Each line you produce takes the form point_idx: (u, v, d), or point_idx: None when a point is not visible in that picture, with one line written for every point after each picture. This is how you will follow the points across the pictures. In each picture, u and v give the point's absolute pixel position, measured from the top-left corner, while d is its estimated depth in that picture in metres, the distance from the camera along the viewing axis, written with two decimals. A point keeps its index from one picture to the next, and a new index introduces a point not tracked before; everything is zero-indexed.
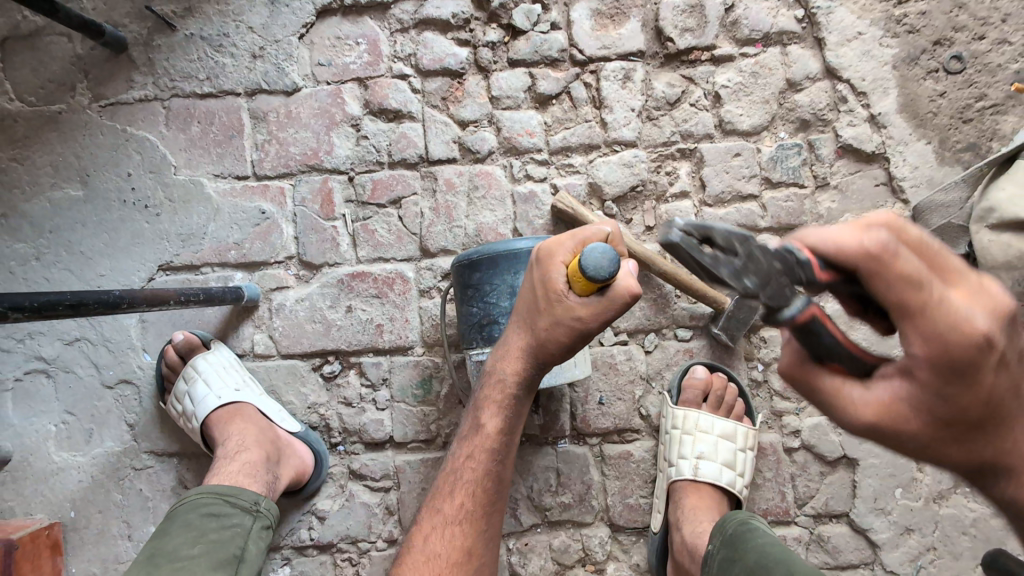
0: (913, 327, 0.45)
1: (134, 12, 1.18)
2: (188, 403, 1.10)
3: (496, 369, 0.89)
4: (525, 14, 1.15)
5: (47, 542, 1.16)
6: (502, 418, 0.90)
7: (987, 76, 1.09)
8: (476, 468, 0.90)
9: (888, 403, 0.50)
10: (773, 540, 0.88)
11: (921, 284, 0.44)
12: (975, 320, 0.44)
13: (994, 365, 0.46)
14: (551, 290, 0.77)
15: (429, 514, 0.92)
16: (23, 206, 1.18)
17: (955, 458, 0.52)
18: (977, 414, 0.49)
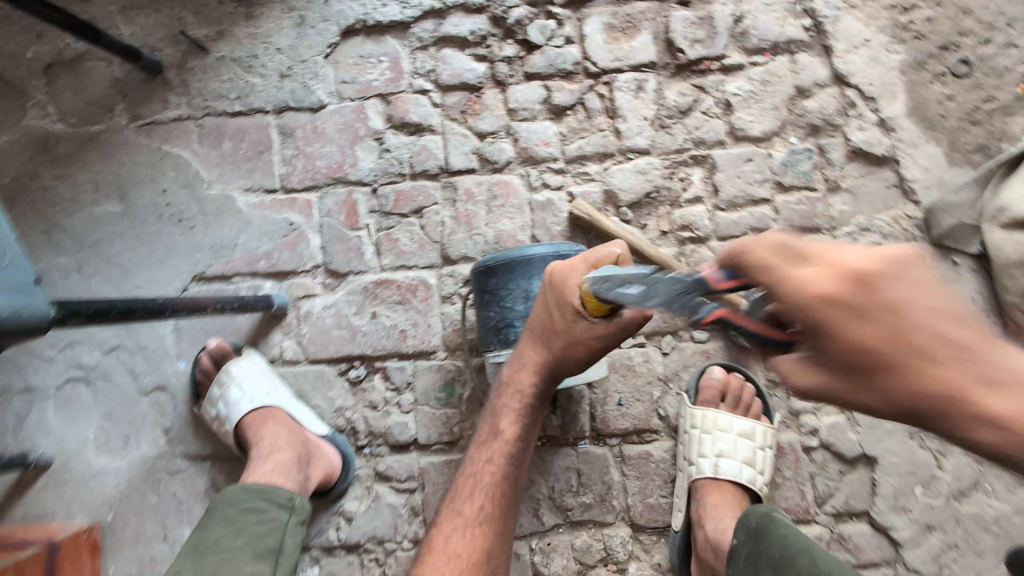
0: None
1: (169, 37, 1.25)
2: (222, 407, 1.15)
3: (513, 381, 0.96)
4: (540, 30, 1.20)
5: (87, 543, 1.20)
6: (519, 425, 0.96)
7: (994, 79, 1.11)
8: (494, 472, 0.96)
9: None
10: (797, 533, 0.89)
11: None
12: None
13: (855, 315, 0.44)
14: (566, 310, 0.84)
15: (449, 514, 0.95)
16: (65, 222, 1.24)
17: None
18: None
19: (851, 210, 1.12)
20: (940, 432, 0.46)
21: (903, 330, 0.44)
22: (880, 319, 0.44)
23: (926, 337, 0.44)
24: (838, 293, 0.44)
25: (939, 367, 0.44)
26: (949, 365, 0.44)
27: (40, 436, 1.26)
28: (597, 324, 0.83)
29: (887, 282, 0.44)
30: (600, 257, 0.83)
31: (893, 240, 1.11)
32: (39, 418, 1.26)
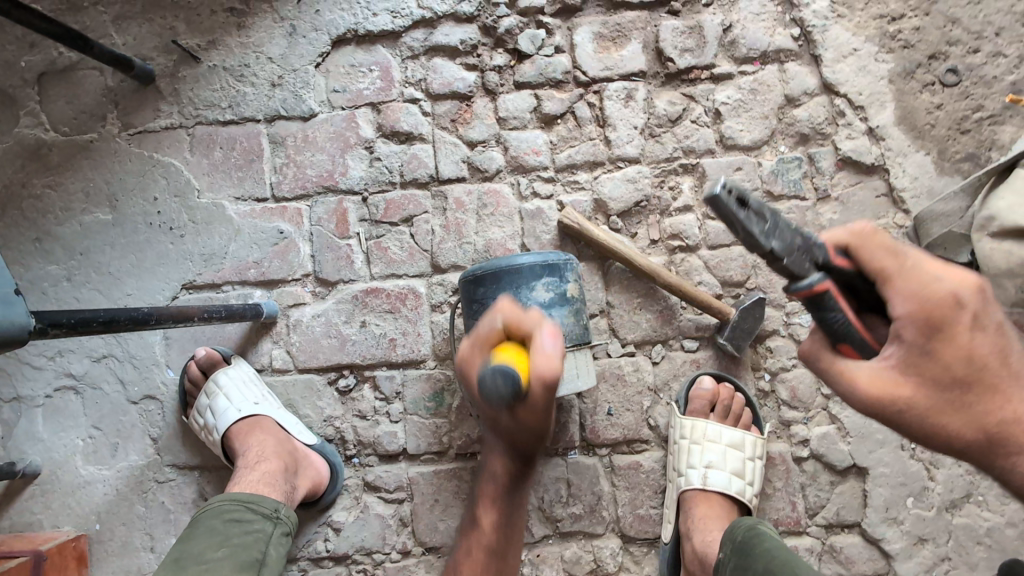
0: (895, 289, 0.58)
1: (161, 46, 1.26)
2: (210, 416, 1.14)
3: (488, 464, 0.93)
4: (530, 39, 1.20)
5: (74, 554, 1.20)
6: (507, 481, 0.75)
7: (983, 88, 1.11)
8: (475, 564, 0.94)
9: (888, 376, 0.59)
10: (783, 547, 0.87)
11: (898, 253, 0.58)
12: (943, 284, 0.57)
13: (971, 325, 0.57)
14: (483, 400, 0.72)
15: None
16: (56, 230, 1.24)
17: (963, 433, 0.59)
18: (947, 359, 0.58)
19: (841, 219, 1.12)
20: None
21: (1003, 351, 0.59)
22: (994, 335, 0.58)
23: (1015, 364, 0.59)
24: (961, 305, 0.57)
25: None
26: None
27: (29, 444, 1.25)
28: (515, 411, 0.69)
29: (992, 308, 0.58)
30: (488, 334, 0.73)
31: None
32: (28, 427, 1.26)
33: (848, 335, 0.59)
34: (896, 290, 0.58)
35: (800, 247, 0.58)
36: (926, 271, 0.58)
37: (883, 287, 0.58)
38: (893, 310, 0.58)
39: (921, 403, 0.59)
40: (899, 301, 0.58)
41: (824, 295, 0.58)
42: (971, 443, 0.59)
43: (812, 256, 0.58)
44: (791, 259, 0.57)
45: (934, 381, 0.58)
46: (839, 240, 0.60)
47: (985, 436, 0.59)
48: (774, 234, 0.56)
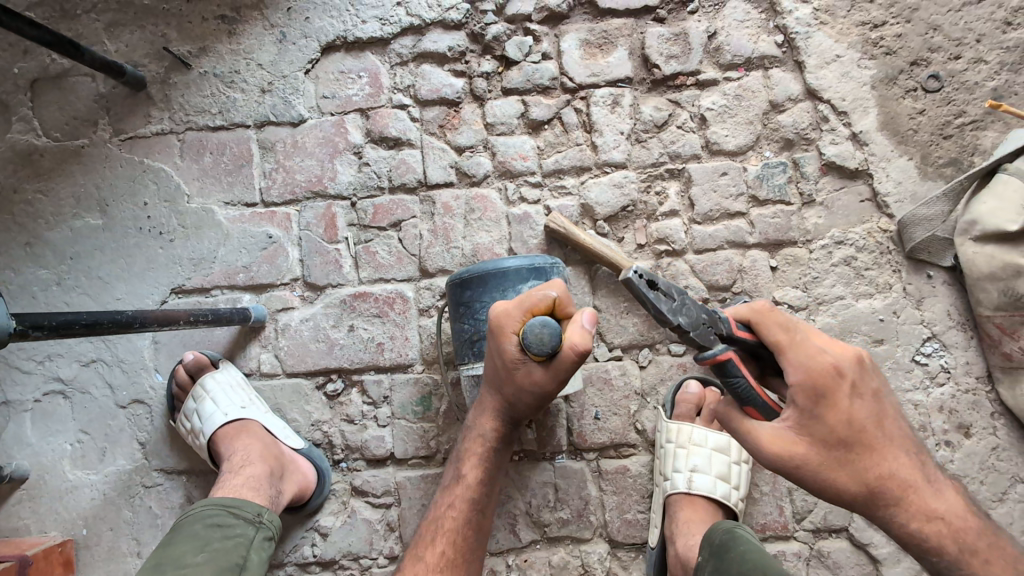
0: (790, 359, 0.71)
1: (153, 53, 1.27)
2: (196, 420, 1.14)
3: (475, 425, 0.99)
4: (517, 46, 1.21)
5: (60, 558, 1.19)
6: (480, 471, 0.99)
7: (965, 94, 1.12)
8: (455, 516, 0.97)
9: (783, 433, 0.71)
10: (763, 552, 0.86)
11: (793, 331, 0.73)
12: (828, 358, 0.72)
13: (849, 392, 0.71)
14: (509, 361, 0.88)
15: (411, 561, 0.96)
16: (46, 234, 1.25)
17: (848, 485, 0.71)
18: (832, 421, 0.70)
19: (826, 223, 1.13)
20: (907, 503, 0.71)
21: (873, 416, 0.72)
22: (868, 402, 0.72)
23: (885, 427, 0.73)
24: (841, 376, 0.71)
25: (897, 455, 0.72)
26: (901, 455, 0.73)
27: (16, 448, 1.25)
28: (536, 369, 0.87)
29: (865, 380, 0.73)
30: (536, 304, 0.84)
31: (867, 254, 1.11)
32: (16, 431, 1.26)
33: (752, 398, 0.71)
34: (790, 361, 0.71)
35: (705, 321, 0.70)
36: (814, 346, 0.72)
37: (782, 358, 0.72)
38: (788, 377, 0.71)
39: (812, 458, 0.70)
40: (790, 369, 0.71)
41: (728, 360, 0.70)
42: (855, 493, 0.71)
43: (714, 329, 0.71)
44: (697, 331, 0.69)
45: (822, 439, 0.70)
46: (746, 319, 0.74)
47: (865, 488, 0.71)
48: (681, 311, 0.68)
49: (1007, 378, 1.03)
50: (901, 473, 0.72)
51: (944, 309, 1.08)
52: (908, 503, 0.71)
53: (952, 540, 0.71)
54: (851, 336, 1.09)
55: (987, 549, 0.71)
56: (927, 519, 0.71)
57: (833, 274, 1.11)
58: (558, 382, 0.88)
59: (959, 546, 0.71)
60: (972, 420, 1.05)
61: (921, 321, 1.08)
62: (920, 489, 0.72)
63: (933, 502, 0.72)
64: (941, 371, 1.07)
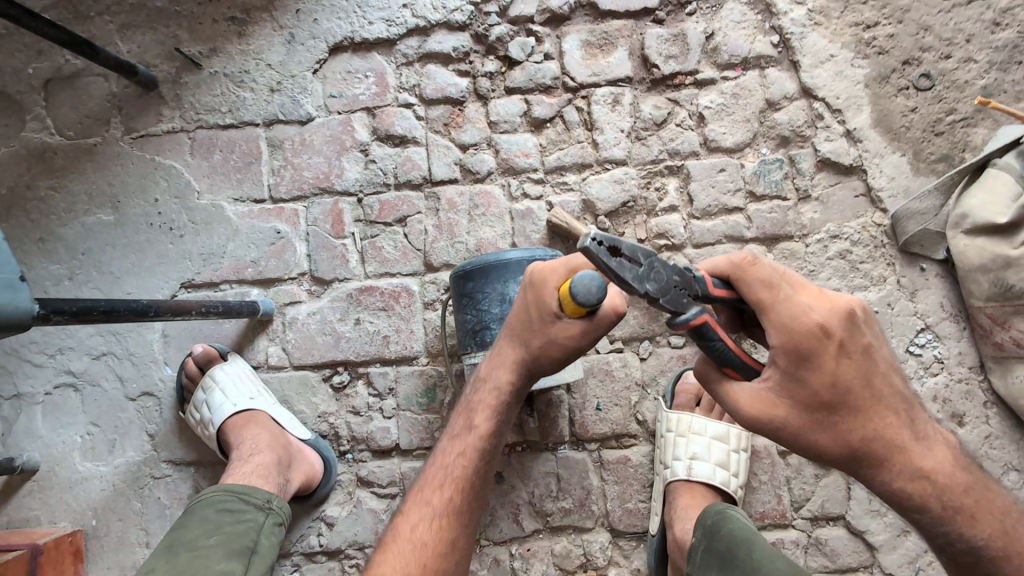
0: (770, 318, 0.65)
1: (164, 54, 1.30)
2: (206, 411, 1.16)
3: (489, 376, 0.91)
4: (520, 46, 1.25)
5: (70, 548, 1.21)
6: (493, 421, 0.90)
7: (955, 92, 1.15)
8: (466, 465, 0.90)
9: (763, 394, 0.67)
10: (749, 529, 0.91)
11: (775, 286, 0.66)
12: (813, 316, 0.65)
13: (836, 353, 0.64)
14: (545, 314, 0.80)
15: (416, 505, 0.90)
16: (58, 230, 1.28)
17: (831, 446, 0.66)
18: (815, 382, 0.65)
19: (822, 218, 1.16)
20: (895, 463, 0.66)
21: (864, 375, 0.66)
22: (857, 361, 0.65)
23: (877, 387, 0.66)
24: (827, 333, 0.64)
25: (889, 416, 0.66)
26: (892, 415, 0.66)
27: (27, 441, 1.27)
28: (574, 324, 0.79)
29: (857, 337, 0.65)
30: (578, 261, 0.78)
31: (862, 247, 1.13)
32: (27, 423, 1.28)
33: (731, 362, 0.67)
34: (770, 320, 0.65)
35: (676, 283, 0.64)
36: (799, 303, 0.65)
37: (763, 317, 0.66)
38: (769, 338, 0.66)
39: (792, 421, 0.66)
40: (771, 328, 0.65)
41: (704, 324, 0.64)
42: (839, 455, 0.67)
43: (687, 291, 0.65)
44: (668, 297, 0.63)
45: (804, 401, 0.65)
46: (725, 275, 0.68)
47: (848, 449, 0.66)
48: (648, 278, 0.61)
49: (998, 368, 1.05)
50: (889, 434, 0.66)
51: (937, 301, 1.10)
52: (896, 464, 0.66)
53: (939, 500, 0.66)
54: None
55: (975, 506, 0.67)
56: (915, 478, 0.66)
57: (829, 267, 1.14)
58: (592, 341, 0.81)
59: (944, 505, 0.66)
60: (965, 409, 1.08)
61: (915, 313, 1.11)
62: (910, 449, 0.66)
63: (923, 461, 0.66)
64: (935, 362, 1.09)
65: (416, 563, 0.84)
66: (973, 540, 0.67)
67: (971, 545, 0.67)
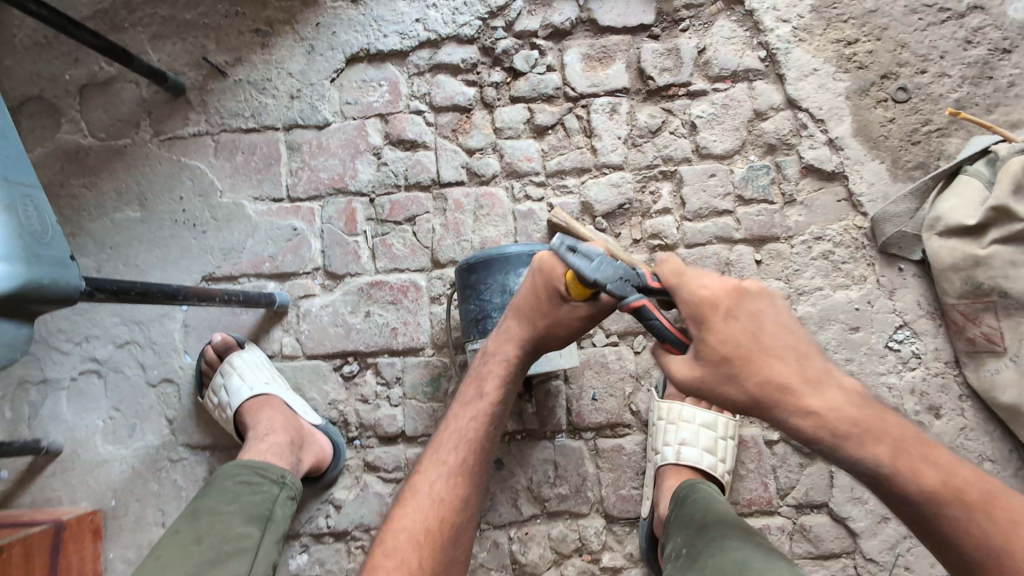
0: (673, 296, 0.75)
1: (192, 62, 1.39)
2: (224, 395, 1.23)
3: (496, 349, 1.00)
4: (524, 58, 1.33)
5: (90, 526, 1.28)
6: (502, 389, 1.00)
7: (931, 104, 1.23)
8: (477, 429, 0.99)
9: (685, 361, 0.75)
10: (718, 499, 0.99)
11: (676, 274, 0.76)
12: (703, 292, 0.73)
13: (723, 315, 0.71)
14: (553, 295, 0.89)
15: (432, 465, 0.96)
16: (89, 226, 1.36)
17: (738, 398, 0.71)
18: (714, 341, 0.71)
19: (806, 220, 1.23)
20: (787, 406, 0.69)
21: (758, 330, 0.70)
22: (744, 322, 0.70)
23: (767, 340, 0.70)
24: (703, 301, 0.72)
25: (784, 365, 0.69)
26: (784, 362, 0.69)
27: (53, 424, 1.34)
28: (578, 307, 0.89)
29: (742, 302, 0.71)
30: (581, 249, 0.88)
31: (844, 248, 1.20)
32: (53, 408, 1.35)
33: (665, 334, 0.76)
34: (680, 297, 0.75)
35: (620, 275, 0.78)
36: (693, 283, 0.74)
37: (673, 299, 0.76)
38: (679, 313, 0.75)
39: (704, 378, 0.73)
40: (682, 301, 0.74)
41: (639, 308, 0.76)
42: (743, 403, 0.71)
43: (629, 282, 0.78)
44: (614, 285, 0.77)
45: (708, 360, 0.72)
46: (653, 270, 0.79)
47: (751, 396, 0.70)
48: (597, 270, 0.79)
49: (972, 362, 1.12)
50: (782, 377, 0.69)
51: (915, 299, 1.17)
52: (791, 403, 0.68)
53: (830, 432, 0.68)
54: (829, 323, 1.18)
55: (866, 432, 0.68)
56: (807, 417, 0.68)
57: (813, 267, 1.21)
58: (591, 320, 0.92)
59: (835, 433, 0.68)
60: (941, 402, 1.14)
61: (893, 310, 1.17)
62: (800, 392, 0.68)
63: (812, 401, 0.68)
64: (913, 357, 1.16)
65: (435, 518, 0.91)
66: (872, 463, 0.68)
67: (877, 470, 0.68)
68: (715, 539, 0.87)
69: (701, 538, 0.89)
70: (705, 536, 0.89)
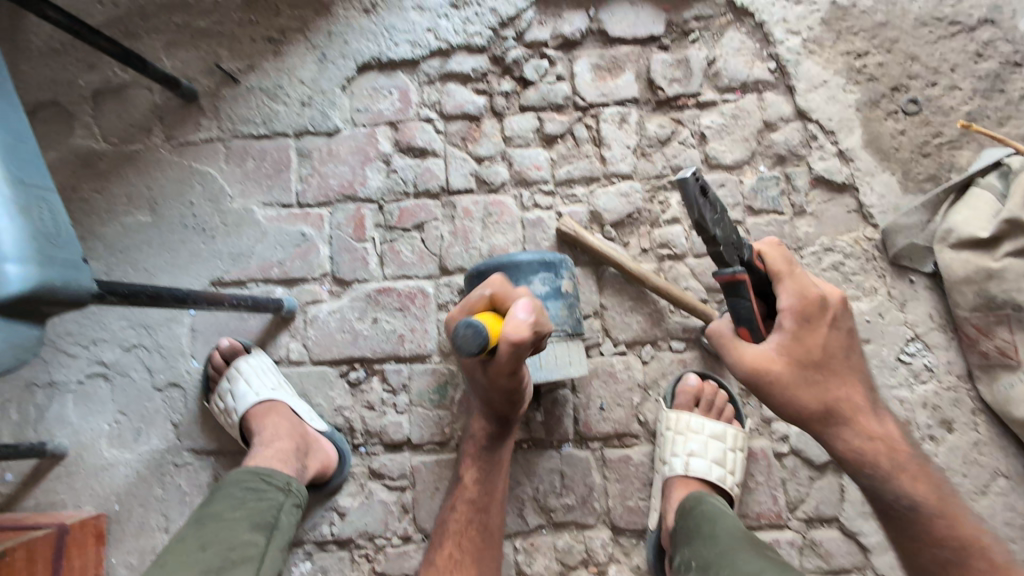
0: (784, 286, 0.79)
1: (205, 69, 1.41)
2: (230, 400, 1.23)
3: (469, 429, 1.13)
4: (534, 68, 1.34)
5: (93, 531, 1.27)
6: (478, 467, 1.11)
7: (942, 116, 1.23)
8: (461, 517, 1.09)
9: (768, 353, 0.78)
10: (723, 510, 0.99)
11: (791, 264, 0.80)
12: (813, 293, 0.79)
13: (827, 323, 0.79)
14: (466, 366, 0.90)
15: (450, 535, 1.09)
16: (99, 229, 1.37)
17: (809, 402, 0.78)
18: (809, 342, 0.78)
19: (816, 231, 1.22)
20: (854, 423, 0.79)
21: (846, 347, 0.81)
22: (840, 335, 0.80)
23: (850, 359, 0.81)
24: (812, 302, 0.79)
25: (854, 387, 0.80)
26: (856, 385, 0.81)
27: (58, 427, 1.34)
28: (495, 370, 0.90)
29: (841, 317, 0.81)
30: (477, 300, 0.88)
31: (855, 260, 1.20)
32: (59, 411, 1.35)
33: (749, 321, 0.78)
34: (785, 287, 0.79)
35: (733, 244, 0.75)
36: (805, 281, 0.80)
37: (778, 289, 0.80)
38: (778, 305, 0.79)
39: (785, 375, 0.77)
40: (785, 296, 0.79)
41: (741, 283, 0.75)
42: (813, 411, 0.79)
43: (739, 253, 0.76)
44: (727, 248, 0.74)
45: (796, 357, 0.78)
46: (764, 251, 0.80)
47: (824, 405, 0.79)
48: (720, 225, 0.72)
49: (985, 376, 1.11)
50: (853, 398, 0.80)
51: (926, 312, 1.16)
52: (858, 425, 0.80)
53: (886, 456, 0.79)
54: None
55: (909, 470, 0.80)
56: (865, 440, 0.79)
57: (823, 278, 1.20)
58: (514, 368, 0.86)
59: (889, 461, 0.79)
60: (954, 416, 1.13)
61: (905, 323, 1.16)
62: (865, 414, 0.80)
63: (873, 426, 0.80)
64: (925, 370, 1.15)
65: None
66: (915, 497, 0.79)
67: (913, 503, 0.79)
68: (721, 551, 0.86)
69: (710, 551, 0.88)
70: (713, 550, 0.88)
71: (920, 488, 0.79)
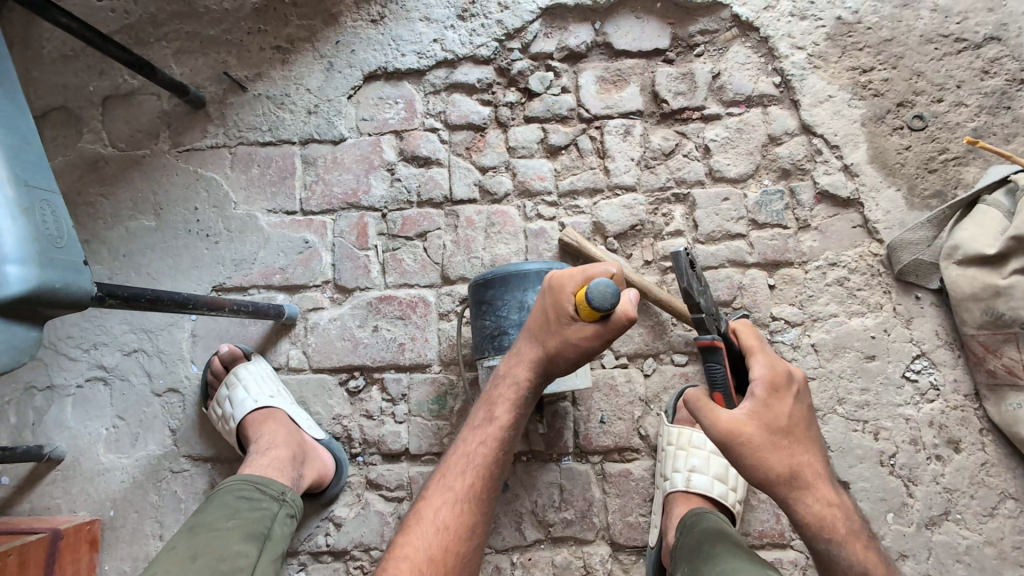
0: (755, 357, 0.86)
1: (214, 77, 1.42)
2: (228, 406, 1.22)
3: (508, 371, 0.99)
4: (540, 80, 1.35)
5: (87, 536, 1.26)
6: (512, 414, 0.97)
7: (947, 133, 1.23)
8: (487, 454, 0.96)
9: (741, 417, 0.81)
10: (724, 528, 0.97)
11: (761, 341, 0.88)
12: (781, 368, 0.86)
13: (794, 396, 0.85)
14: (562, 315, 0.90)
15: (439, 488, 0.94)
16: (103, 233, 1.37)
17: (776, 467, 0.80)
18: (777, 410, 0.82)
19: (821, 245, 1.22)
20: (815, 490, 0.81)
21: (808, 422, 0.85)
22: (802, 408, 0.85)
23: (812, 433, 0.85)
24: (780, 375, 0.85)
25: (817, 459, 0.83)
26: (818, 457, 0.84)
27: (57, 431, 1.34)
28: (588, 327, 0.89)
29: (803, 395, 0.87)
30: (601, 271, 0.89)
31: (859, 275, 1.19)
32: (57, 415, 1.35)
33: (720, 384, 0.84)
34: (756, 360, 0.86)
35: (713, 316, 0.85)
36: (774, 358, 0.87)
37: (749, 360, 0.86)
38: (751, 373, 0.85)
39: (755, 438, 0.80)
40: (757, 365, 0.85)
41: (715, 348, 0.83)
42: (778, 472, 0.80)
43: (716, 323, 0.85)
44: (707, 317, 0.82)
45: (766, 423, 0.81)
46: (739, 328, 0.90)
47: (788, 470, 0.80)
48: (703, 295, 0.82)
49: (993, 395, 1.09)
50: (817, 470, 0.82)
51: (932, 329, 1.15)
52: (816, 490, 0.81)
53: (844, 523, 0.80)
54: (843, 351, 1.16)
55: (864, 542, 0.80)
56: (826, 507, 0.80)
57: (827, 293, 1.19)
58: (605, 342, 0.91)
59: (847, 529, 0.80)
60: (961, 436, 1.11)
61: (910, 340, 1.15)
62: (826, 484, 0.82)
63: (833, 496, 0.81)
64: (930, 388, 1.13)
65: (439, 548, 0.88)
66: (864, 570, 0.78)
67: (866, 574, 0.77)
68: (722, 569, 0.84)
69: (711, 569, 0.85)
70: (713, 569, 0.85)
71: (868, 555, 0.79)
